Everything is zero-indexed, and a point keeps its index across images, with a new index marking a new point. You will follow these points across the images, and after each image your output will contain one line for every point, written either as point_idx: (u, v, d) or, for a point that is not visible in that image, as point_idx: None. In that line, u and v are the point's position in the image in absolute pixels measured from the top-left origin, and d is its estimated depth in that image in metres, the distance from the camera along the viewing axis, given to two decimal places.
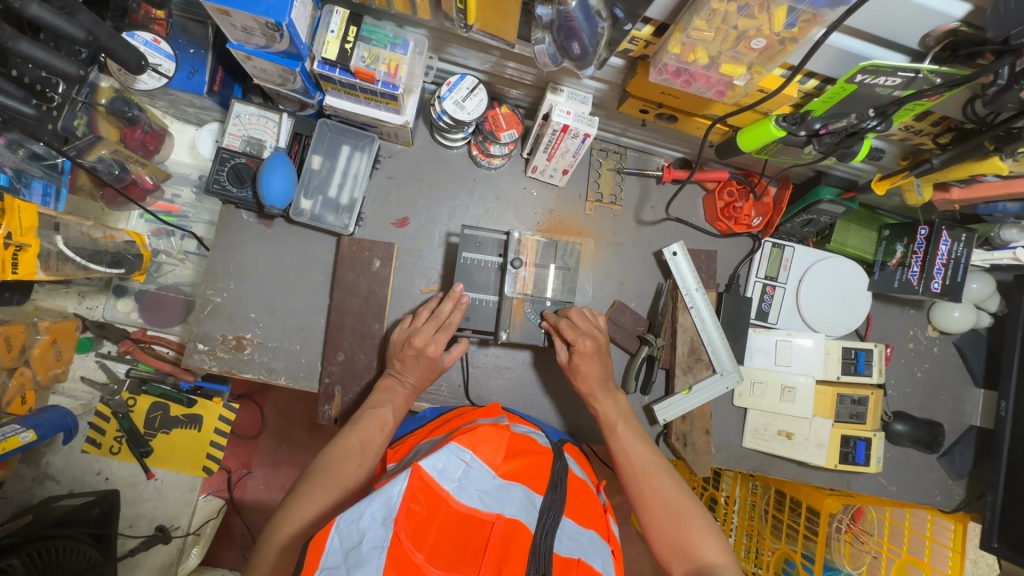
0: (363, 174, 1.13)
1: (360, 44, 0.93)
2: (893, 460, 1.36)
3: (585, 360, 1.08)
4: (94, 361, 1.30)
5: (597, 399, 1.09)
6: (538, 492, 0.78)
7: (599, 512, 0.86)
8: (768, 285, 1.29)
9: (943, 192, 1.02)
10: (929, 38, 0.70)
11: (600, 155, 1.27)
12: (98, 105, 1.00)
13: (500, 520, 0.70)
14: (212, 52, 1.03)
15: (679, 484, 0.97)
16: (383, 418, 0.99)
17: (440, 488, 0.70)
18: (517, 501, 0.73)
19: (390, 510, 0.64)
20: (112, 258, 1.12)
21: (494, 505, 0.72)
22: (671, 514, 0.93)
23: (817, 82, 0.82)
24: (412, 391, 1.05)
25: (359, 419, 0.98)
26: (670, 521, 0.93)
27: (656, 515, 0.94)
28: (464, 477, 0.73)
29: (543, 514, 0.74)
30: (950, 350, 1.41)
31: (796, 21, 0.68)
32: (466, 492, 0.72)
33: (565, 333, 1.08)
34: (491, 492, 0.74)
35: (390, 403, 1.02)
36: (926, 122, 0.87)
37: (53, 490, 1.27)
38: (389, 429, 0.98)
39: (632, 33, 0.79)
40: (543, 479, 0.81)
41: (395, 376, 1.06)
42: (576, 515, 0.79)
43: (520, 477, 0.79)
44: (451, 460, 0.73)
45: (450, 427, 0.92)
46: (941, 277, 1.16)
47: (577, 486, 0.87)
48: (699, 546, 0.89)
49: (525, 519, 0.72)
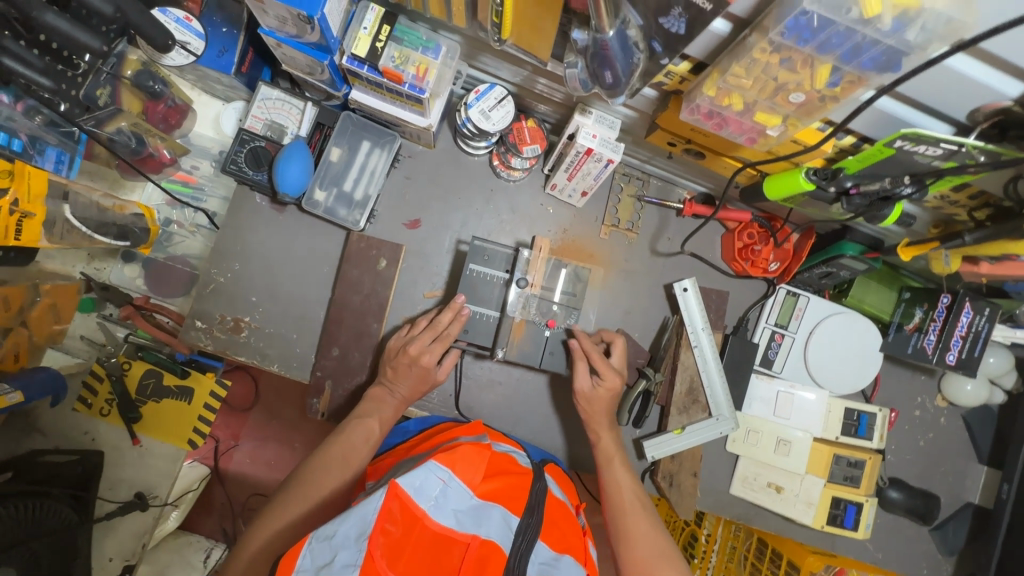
0: (380, 172, 1.12)
1: (391, 43, 0.92)
2: (881, 527, 1.33)
3: (603, 397, 1.07)
4: (95, 321, 1.31)
5: (599, 432, 1.08)
6: (515, 514, 0.76)
7: (576, 535, 0.84)
8: (777, 332, 1.26)
9: (971, 265, 0.99)
10: (978, 113, 0.66)
11: (622, 180, 1.24)
12: (124, 77, 1.02)
13: (475, 541, 0.68)
14: (245, 34, 1.02)
15: (657, 527, 0.95)
16: (370, 429, 0.97)
17: (416, 506, 0.68)
18: (493, 523, 0.72)
19: (363, 528, 0.63)
20: (118, 231, 1.12)
21: (470, 525, 0.71)
22: (643, 555, 0.91)
23: (854, 140, 0.80)
24: (401, 402, 1.03)
25: (346, 427, 0.96)
26: (641, 562, 0.91)
27: (630, 551, 0.92)
28: (441, 496, 0.71)
29: (518, 537, 0.73)
30: (958, 421, 1.37)
31: (839, 81, 0.63)
32: (442, 511, 0.70)
33: (597, 364, 1.06)
34: (467, 512, 0.72)
35: (378, 413, 1.00)
36: (962, 194, 0.83)
37: (38, 443, 1.27)
38: (374, 442, 0.96)
39: (669, 68, 0.77)
40: (520, 501, 0.79)
41: (386, 385, 1.04)
42: (552, 540, 0.77)
43: (499, 498, 0.77)
44: (429, 477, 0.72)
45: (432, 444, 0.91)
46: (958, 350, 1.12)
47: (556, 509, 0.85)
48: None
49: (501, 541, 0.71)
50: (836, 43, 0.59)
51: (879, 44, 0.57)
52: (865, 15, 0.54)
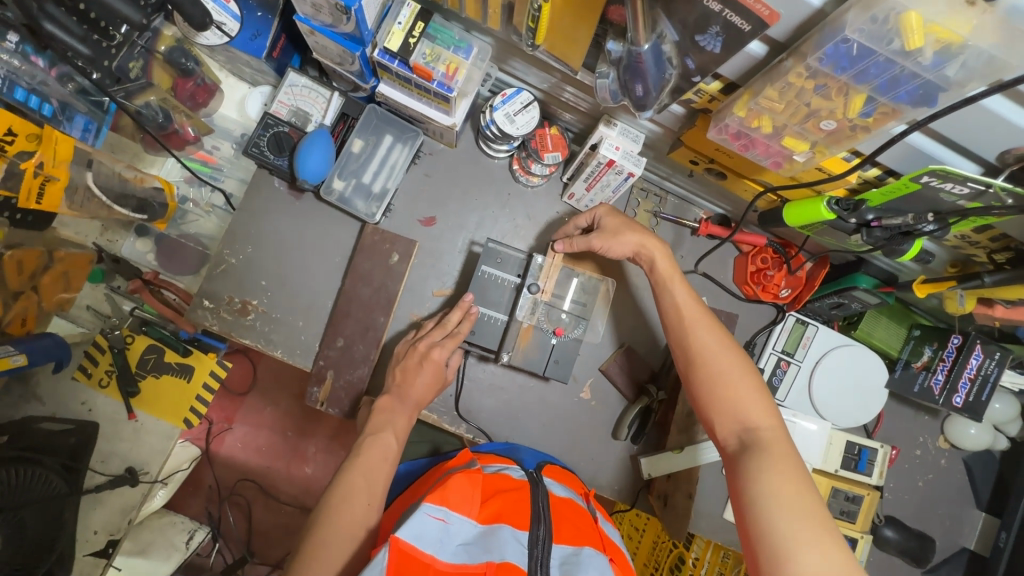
0: (400, 166, 1.13)
1: (424, 40, 0.92)
2: (873, 564, 1.32)
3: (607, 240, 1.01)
4: (103, 293, 1.32)
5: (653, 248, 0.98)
6: (522, 528, 0.74)
7: (588, 525, 0.83)
8: (784, 359, 1.24)
9: (986, 307, 0.98)
10: (1008, 155, 0.65)
11: (640, 194, 1.23)
12: (157, 52, 1.02)
13: (490, 568, 0.66)
14: (279, 19, 1.02)
15: (724, 340, 0.86)
16: (386, 445, 0.90)
17: (422, 554, 0.66)
18: (503, 542, 0.70)
19: None
20: (138, 203, 1.16)
21: (481, 554, 0.68)
22: (716, 369, 0.83)
23: (879, 172, 0.79)
24: (415, 408, 0.98)
25: (360, 449, 0.89)
26: (715, 380, 0.82)
27: (704, 367, 0.84)
28: (443, 536, 0.70)
29: (533, 549, 0.71)
30: (958, 465, 1.36)
31: (873, 112, 0.63)
32: (449, 551, 0.68)
33: (582, 219, 1.07)
34: (474, 544, 0.71)
35: (392, 427, 0.94)
36: (984, 235, 0.83)
37: (35, 411, 1.27)
38: (392, 458, 0.89)
39: (700, 86, 0.77)
40: (525, 515, 0.77)
41: (395, 395, 0.99)
42: (566, 539, 0.76)
43: (502, 518, 0.76)
44: (425, 521, 0.70)
45: (424, 488, 0.89)
46: (965, 392, 1.14)
47: (563, 508, 0.84)
48: (746, 407, 0.80)
49: (517, 560, 0.69)
50: (874, 73, 0.58)
51: (918, 77, 0.56)
52: (907, 48, 0.53)
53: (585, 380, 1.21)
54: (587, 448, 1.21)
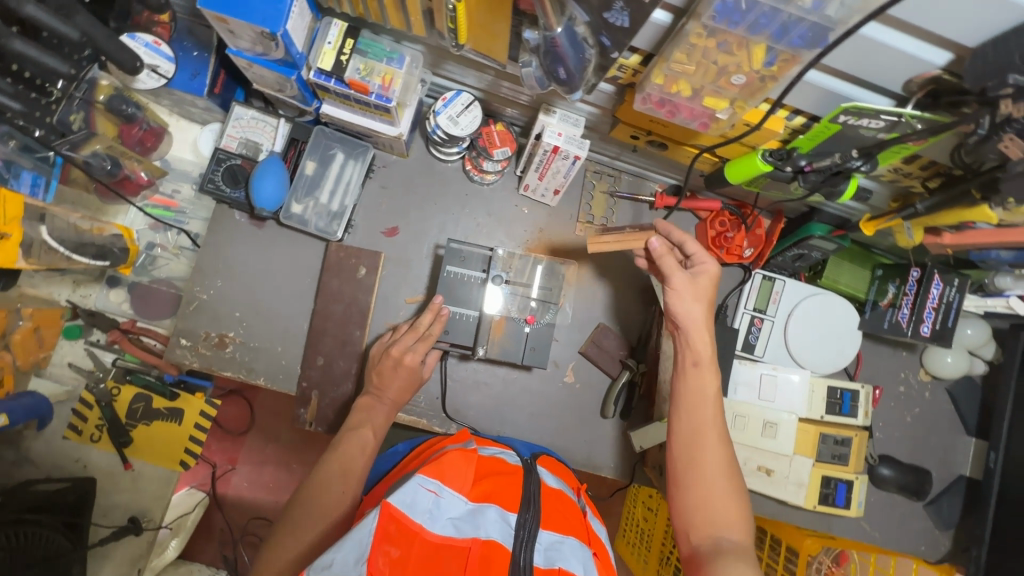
0: (355, 182, 1.16)
1: (355, 56, 0.95)
2: (876, 505, 1.34)
3: (691, 289, 0.91)
4: (83, 348, 1.32)
5: (695, 341, 0.90)
6: (511, 511, 0.75)
7: (576, 518, 0.83)
8: (757, 317, 1.27)
9: (934, 237, 1.00)
10: (912, 84, 0.69)
11: (595, 177, 1.27)
12: (97, 102, 1.05)
13: (476, 544, 0.67)
14: (215, 56, 1.05)
15: (723, 448, 0.85)
16: (365, 440, 0.93)
17: (412, 522, 0.66)
18: (489, 522, 0.71)
19: (363, 552, 0.61)
20: (97, 250, 1.15)
21: (469, 530, 0.69)
22: (705, 477, 0.82)
23: (804, 119, 0.83)
24: (392, 407, 1.02)
25: (339, 441, 0.92)
26: (703, 490, 0.81)
27: (695, 472, 0.82)
28: (435, 507, 0.70)
29: (519, 531, 0.72)
30: (943, 395, 1.38)
31: (775, 60, 0.67)
32: (438, 522, 0.68)
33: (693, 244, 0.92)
34: (464, 518, 0.71)
35: (369, 422, 0.97)
36: (914, 165, 0.86)
37: (30, 474, 1.29)
38: (370, 451, 0.92)
39: (620, 62, 0.80)
40: (514, 498, 0.78)
41: (374, 393, 1.02)
42: (554, 526, 0.76)
43: (492, 498, 0.76)
44: (419, 491, 0.71)
45: (421, 458, 0.89)
46: (931, 321, 1.16)
47: (553, 497, 0.84)
48: (723, 519, 0.79)
49: (502, 540, 0.69)
50: (764, 23, 0.62)
51: (804, 21, 0.60)
52: None
53: (567, 364, 1.24)
54: (578, 431, 1.23)
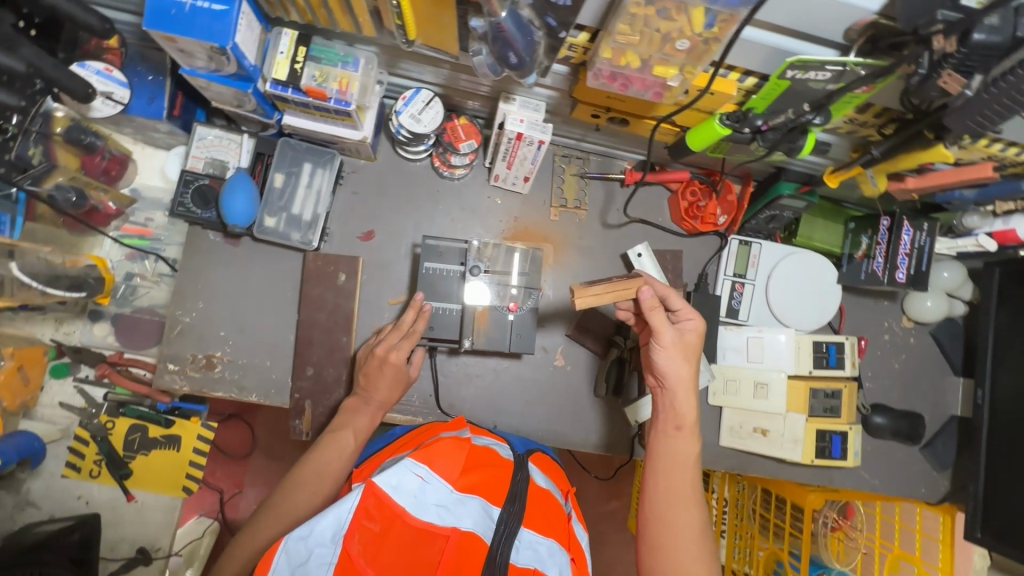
0: (325, 190, 1.16)
1: (310, 63, 0.96)
2: (873, 453, 1.36)
3: (677, 347, 0.94)
4: (72, 385, 1.31)
5: (680, 403, 0.93)
6: (494, 504, 0.77)
7: (561, 523, 0.81)
8: (738, 282, 1.29)
9: (898, 182, 1.02)
10: (851, 31, 0.71)
11: (563, 161, 1.28)
12: (55, 134, 1.04)
13: (455, 533, 0.69)
14: (170, 78, 1.06)
15: (695, 511, 0.88)
16: (344, 442, 0.95)
17: (394, 504, 0.70)
18: (471, 513, 0.73)
19: (340, 527, 0.66)
20: (71, 282, 1.14)
21: (451, 519, 0.71)
22: (672, 543, 0.85)
23: (755, 80, 0.84)
24: (380, 407, 1.03)
25: (321, 443, 0.95)
26: (670, 554, 0.85)
27: (666, 536, 0.86)
28: (420, 492, 0.72)
29: (499, 526, 0.73)
30: (927, 339, 1.41)
31: (714, 21, 0.68)
32: (422, 507, 0.71)
33: (676, 301, 0.96)
34: (449, 506, 0.73)
35: (352, 423, 0.99)
36: (869, 113, 0.88)
37: (34, 516, 1.30)
38: (348, 454, 0.94)
39: (569, 41, 0.82)
40: (501, 492, 0.79)
41: (361, 395, 1.04)
42: (536, 525, 0.76)
43: (479, 490, 0.78)
44: (408, 474, 0.73)
45: (415, 442, 0.90)
46: (907, 266, 1.16)
47: (541, 497, 0.83)
48: None
49: (481, 532, 0.71)
50: None
51: None
52: None
53: (556, 348, 1.25)
54: (573, 412, 1.24)
